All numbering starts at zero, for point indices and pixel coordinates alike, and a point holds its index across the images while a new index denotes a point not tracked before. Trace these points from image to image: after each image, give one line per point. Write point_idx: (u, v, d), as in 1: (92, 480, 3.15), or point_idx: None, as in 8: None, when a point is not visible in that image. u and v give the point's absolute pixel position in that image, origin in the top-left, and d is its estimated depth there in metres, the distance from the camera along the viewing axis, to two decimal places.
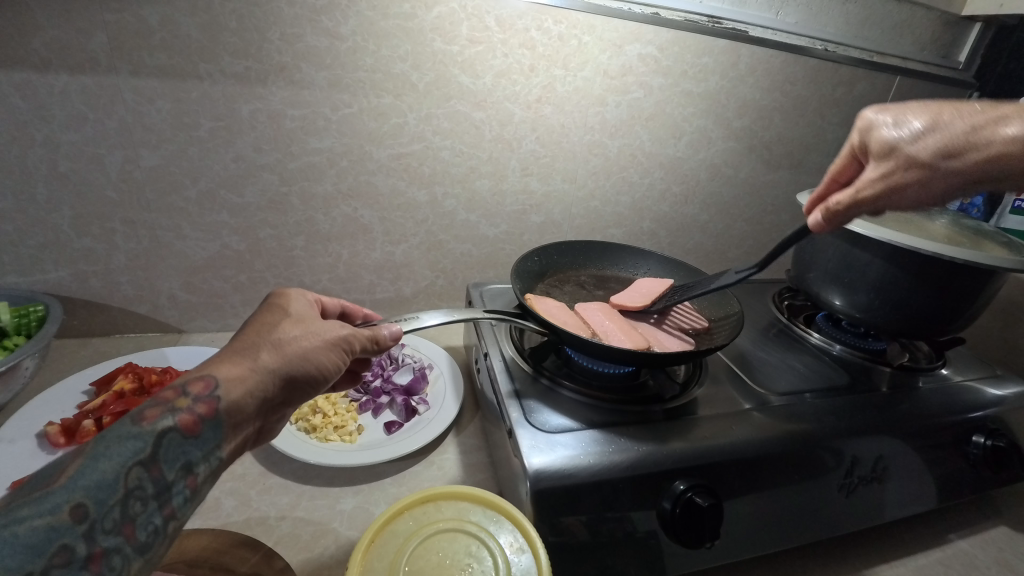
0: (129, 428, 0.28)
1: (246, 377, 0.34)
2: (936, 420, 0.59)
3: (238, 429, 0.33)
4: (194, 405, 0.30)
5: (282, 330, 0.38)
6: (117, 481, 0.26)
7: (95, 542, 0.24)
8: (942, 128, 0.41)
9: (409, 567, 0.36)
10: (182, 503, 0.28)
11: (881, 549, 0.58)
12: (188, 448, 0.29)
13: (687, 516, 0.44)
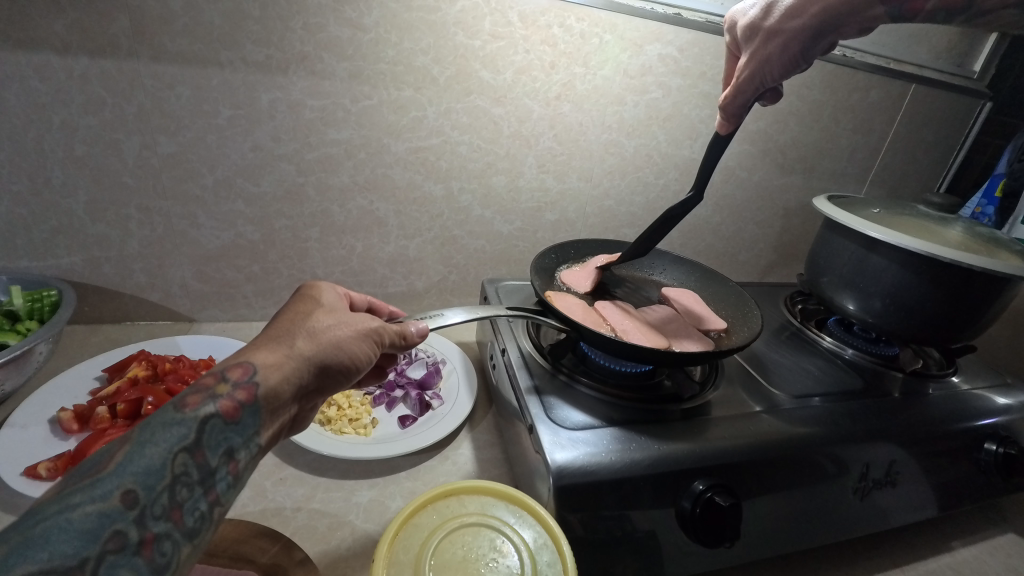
0: (172, 413, 0.28)
1: (283, 364, 0.33)
2: (948, 427, 0.60)
3: (275, 416, 0.33)
4: (234, 391, 0.30)
5: (315, 320, 0.38)
6: (164, 467, 0.26)
7: (145, 527, 0.24)
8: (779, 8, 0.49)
9: (434, 561, 0.36)
10: (225, 489, 0.28)
11: (892, 553, 0.58)
12: (230, 435, 0.29)
13: (708, 516, 0.44)
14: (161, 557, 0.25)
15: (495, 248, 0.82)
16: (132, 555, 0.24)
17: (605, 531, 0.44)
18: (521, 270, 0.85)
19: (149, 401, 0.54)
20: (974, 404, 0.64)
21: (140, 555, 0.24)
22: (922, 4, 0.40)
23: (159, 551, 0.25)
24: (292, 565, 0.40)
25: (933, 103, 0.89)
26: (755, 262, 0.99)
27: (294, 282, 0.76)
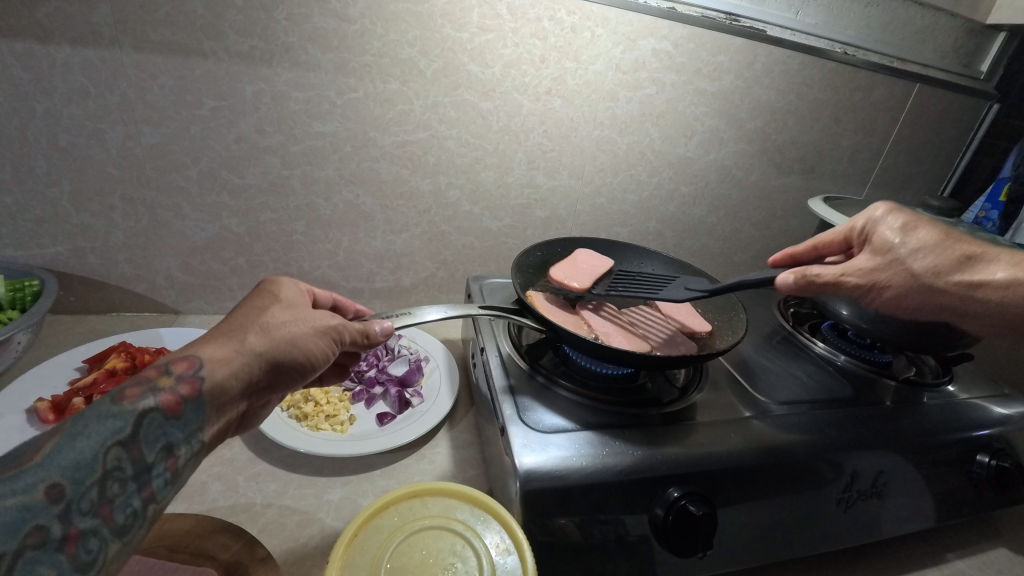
0: (108, 406, 0.28)
1: (232, 359, 0.34)
2: (940, 438, 0.58)
3: (221, 412, 0.33)
4: (177, 385, 0.31)
5: (271, 315, 0.37)
6: (94, 461, 0.26)
7: (69, 523, 0.25)
8: (923, 245, 0.53)
9: (390, 565, 0.35)
10: (162, 486, 0.29)
11: (876, 565, 0.57)
12: (169, 430, 0.30)
13: (676, 523, 0.43)
14: (87, 552, 0.25)
15: (484, 244, 0.80)
16: (54, 550, 0.24)
17: (574, 538, 0.43)
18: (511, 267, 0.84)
19: None
20: (967, 413, 0.62)
21: (61, 550, 0.24)
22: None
23: (84, 547, 0.25)
24: (253, 563, 0.39)
25: (937, 104, 0.87)
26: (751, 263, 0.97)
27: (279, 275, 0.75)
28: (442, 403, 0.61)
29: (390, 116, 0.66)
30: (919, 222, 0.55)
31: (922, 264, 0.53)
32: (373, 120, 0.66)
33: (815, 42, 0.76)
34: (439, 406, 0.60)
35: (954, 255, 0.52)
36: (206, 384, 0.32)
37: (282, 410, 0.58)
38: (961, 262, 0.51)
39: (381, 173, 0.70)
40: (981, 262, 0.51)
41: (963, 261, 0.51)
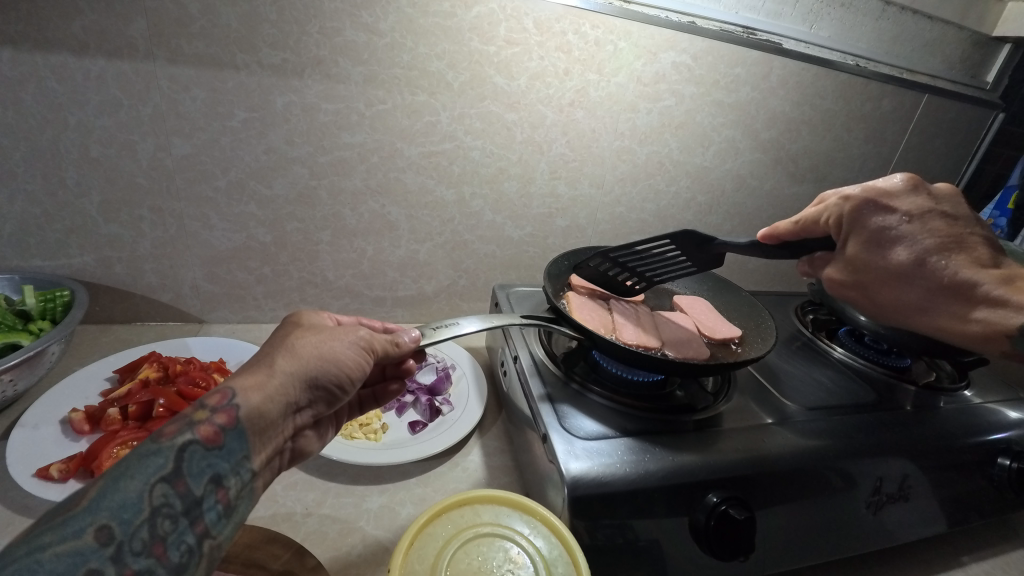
0: (149, 445, 0.29)
1: (264, 384, 0.34)
2: (961, 442, 0.59)
3: (265, 436, 0.34)
4: (213, 417, 0.31)
5: (296, 337, 0.38)
6: (141, 500, 0.26)
7: (123, 564, 0.25)
8: (911, 277, 0.45)
9: (450, 572, 0.35)
10: (214, 520, 0.30)
11: (902, 566, 0.58)
12: (213, 461, 0.30)
13: (719, 530, 0.43)
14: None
15: (505, 254, 0.81)
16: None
17: (616, 544, 0.43)
18: (531, 277, 0.85)
19: (161, 403, 0.55)
20: (984, 418, 0.64)
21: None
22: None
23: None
24: (305, 571, 0.40)
25: (946, 114, 0.89)
26: (765, 270, 0.99)
27: (303, 284, 0.76)
28: (471, 411, 0.62)
29: (417, 127, 0.67)
30: (935, 212, 0.45)
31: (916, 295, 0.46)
32: (400, 131, 0.67)
33: (829, 54, 0.78)
34: (470, 414, 0.61)
35: (954, 286, 0.44)
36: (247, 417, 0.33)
37: None
38: (970, 302, 0.44)
39: (407, 182, 0.71)
40: (993, 305, 0.43)
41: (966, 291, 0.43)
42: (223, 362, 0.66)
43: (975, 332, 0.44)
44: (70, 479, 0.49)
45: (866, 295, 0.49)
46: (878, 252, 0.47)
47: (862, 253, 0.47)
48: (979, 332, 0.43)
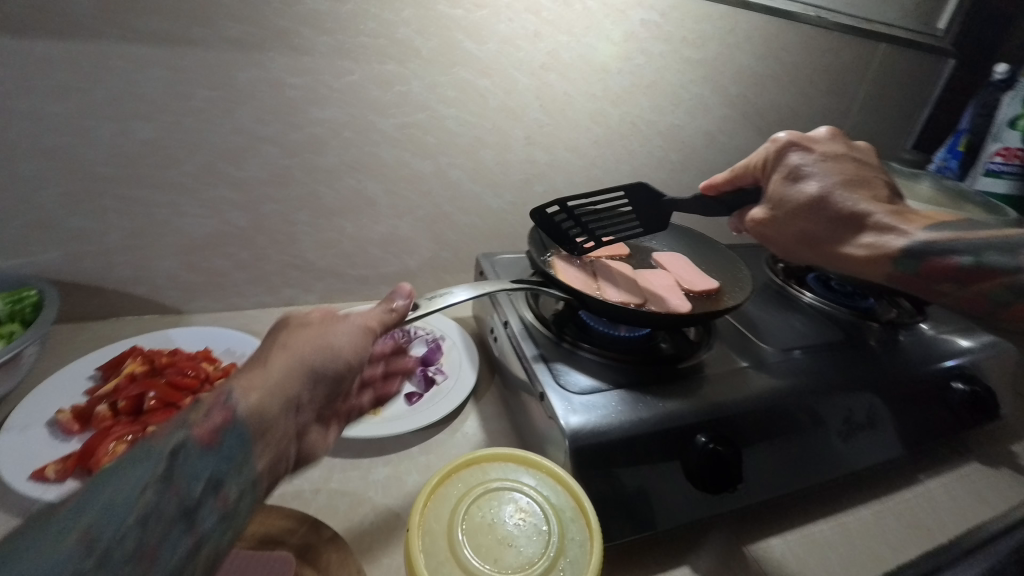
0: (145, 448, 0.30)
1: (260, 383, 0.36)
2: (920, 372, 0.64)
3: (270, 432, 0.35)
4: (208, 419, 0.32)
5: (286, 338, 0.40)
6: (130, 502, 0.28)
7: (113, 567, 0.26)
8: (816, 208, 0.50)
9: (465, 526, 0.37)
10: (212, 523, 0.30)
11: (872, 485, 0.63)
12: (209, 464, 0.31)
13: (711, 464, 0.46)
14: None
15: (486, 223, 0.81)
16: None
17: (616, 487, 0.46)
18: (515, 247, 0.85)
19: (152, 397, 0.54)
20: (939, 348, 0.69)
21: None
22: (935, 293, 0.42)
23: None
24: (323, 543, 0.42)
25: (901, 62, 0.92)
26: (737, 225, 1.02)
27: (284, 267, 0.75)
28: (466, 378, 0.64)
29: (390, 99, 0.66)
30: (840, 157, 0.52)
31: (809, 226, 0.50)
32: (372, 103, 0.66)
33: (791, 6, 0.79)
34: (466, 382, 0.63)
35: (851, 212, 0.48)
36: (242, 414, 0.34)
37: None
38: (862, 226, 0.47)
39: (383, 157, 0.70)
40: (886, 229, 0.45)
41: (854, 221, 0.48)
42: (210, 350, 0.65)
43: (858, 257, 0.47)
44: (67, 478, 0.48)
45: (779, 231, 0.53)
46: (792, 188, 0.52)
47: (781, 188, 0.53)
48: (858, 258, 0.47)
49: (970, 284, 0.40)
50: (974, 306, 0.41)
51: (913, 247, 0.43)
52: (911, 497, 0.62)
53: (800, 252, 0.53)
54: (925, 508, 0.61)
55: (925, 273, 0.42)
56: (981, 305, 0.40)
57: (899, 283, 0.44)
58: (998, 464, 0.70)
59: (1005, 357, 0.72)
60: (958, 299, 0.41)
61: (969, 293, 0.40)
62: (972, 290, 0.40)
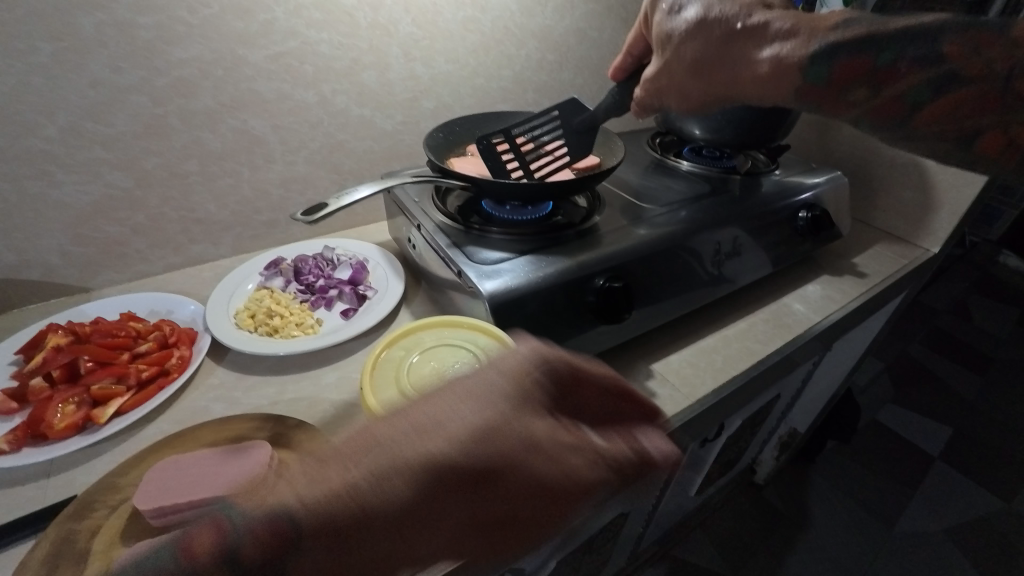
0: None
1: None
2: (774, 206, 0.77)
3: None
4: None
5: None
6: None
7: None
8: (703, 31, 0.55)
9: (408, 375, 0.44)
10: None
11: (748, 304, 0.77)
12: None
13: (608, 294, 0.56)
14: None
15: (385, 148, 0.84)
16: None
17: (535, 330, 0.55)
18: (413, 161, 0.88)
19: (88, 359, 0.54)
20: (788, 186, 0.82)
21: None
22: (852, 88, 0.50)
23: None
24: (291, 428, 0.46)
25: None
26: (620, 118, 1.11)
27: (186, 224, 0.73)
28: (393, 287, 0.69)
29: (256, 28, 0.65)
30: None
31: (697, 48, 0.56)
32: (237, 34, 0.64)
33: None
34: (394, 290, 0.68)
35: (741, 28, 0.53)
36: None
37: (252, 331, 0.62)
38: (751, 39, 0.53)
39: (263, 92, 0.69)
40: (785, 34, 0.51)
41: (760, 33, 0.52)
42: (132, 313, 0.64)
43: (765, 71, 0.53)
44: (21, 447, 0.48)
45: (673, 73, 0.59)
46: (674, 23, 0.57)
47: (665, 26, 0.58)
48: (765, 73, 0.53)
49: (886, 86, 0.48)
50: (888, 111, 0.50)
51: (823, 49, 0.49)
52: (778, 306, 0.77)
53: (709, 87, 0.58)
54: (789, 312, 0.76)
55: (838, 80, 0.50)
56: (890, 108, 0.50)
57: (807, 95, 0.52)
58: (841, 272, 0.86)
59: (842, 187, 0.87)
60: (870, 107, 0.51)
61: (884, 98, 0.49)
62: (889, 93, 0.49)
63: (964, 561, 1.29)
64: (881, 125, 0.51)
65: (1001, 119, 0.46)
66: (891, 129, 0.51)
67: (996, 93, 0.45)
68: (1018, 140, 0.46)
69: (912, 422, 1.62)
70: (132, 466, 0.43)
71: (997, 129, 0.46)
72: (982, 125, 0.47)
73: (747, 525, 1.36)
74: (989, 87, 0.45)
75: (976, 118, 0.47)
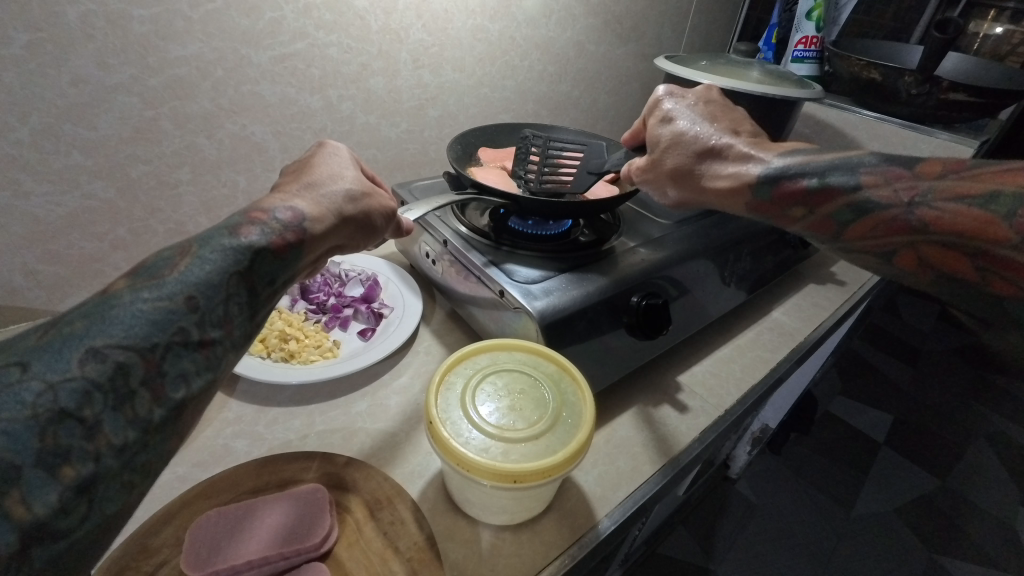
0: (123, 299, 0.26)
1: (322, 218, 0.38)
2: (773, 221, 0.80)
3: (311, 254, 0.37)
4: (280, 232, 0.33)
5: (309, 178, 0.41)
6: (86, 382, 0.24)
7: (204, 330, 0.28)
8: (684, 143, 0.56)
9: (476, 405, 0.42)
10: (173, 390, 0.27)
11: (749, 314, 0.81)
12: (184, 355, 0.27)
13: (647, 316, 0.57)
14: (210, 365, 0.29)
15: (389, 154, 0.84)
16: (112, 459, 0.24)
17: (578, 353, 0.55)
18: (415, 172, 0.90)
19: None
20: None
21: (62, 479, 0.23)
22: (791, 217, 0.49)
23: (153, 429, 0.26)
24: (342, 467, 0.44)
25: None
26: (608, 130, 1.16)
27: (172, 236, 0.71)
28: (412, 305, 0.67)
29: (265, 28, 0.64)
30: (711, 106, 0.59)
31: (677, 159, 0.57)
32: (243, 34, 0.63)
33: None
34: (413, 307, 0.67)
35: (712, 147, 0.54)
36: (299, 161, 0.45)
37: (265, 357, 0.57)
38: (714, 157, 0.54)
39: (266, 97, 0.68)
40: (742, 159, 0.52)
41: (725, 154, 0.53)
42: None
43: (721, 185, 0.53)
44: None
45: (656, 173, 0.59)
46: (665, 131, 0.58)
47: (656, 131, 0.59)
48: (722, 189, 0.53)
49: (819, 206, 0.47)
50: (827, 230, 0.47)
51: (769, 173, 0.50)
52: (776, 315, 0.81)
53: (679, 192, 0.58)
54: (788, 322, 0.80)
55: (783, 197, 0.49)
56: (823, 226, 0.47)
57: (757, 210, 0.52)
58: (825, 281, 0.93)
59: None
60: (811, 224, 0.48)
61: (816, 216, 0.47)
62: (823, 212, 0.47)
63: (912, 536, 1.43)
64: (823, 241, 0.49)
65: (909, 239, 0.42)
66: (829, 245, 0.48)
67: (907, 219, 0.42)
68: (929, 261, 0.41)
69: (860, 412, 1.77)
70: (163, 524, 0.38)
71: (907, 247, 0.42)
72: (895, 245, 0.43)
73: (722, 517, 1.43)
74: (900, 213, 0.42)
75: (896, 236, 0.43)
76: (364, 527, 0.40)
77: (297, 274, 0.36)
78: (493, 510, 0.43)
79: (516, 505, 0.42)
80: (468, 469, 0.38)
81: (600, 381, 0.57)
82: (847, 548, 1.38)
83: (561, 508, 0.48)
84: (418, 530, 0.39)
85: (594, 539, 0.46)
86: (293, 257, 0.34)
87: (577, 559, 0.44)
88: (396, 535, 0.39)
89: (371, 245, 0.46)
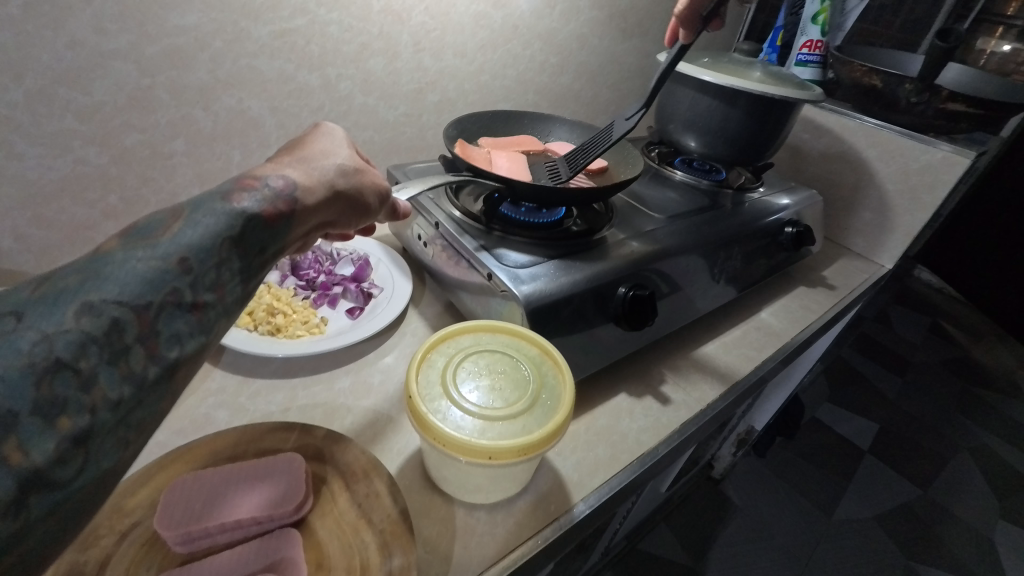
0: (121, 258, 0.26)
1: (315, 189, 0.37)
2: (766, 221, 0.81)
3: (301, 225, 0.36)
4: (272, 201, 0.33)
5: (300, 153, 0.41)
6: (80, 338, 0.23)
7: (197, 292, 0.28)
8: None
9: (457, 384, 0.42)
10: (167, 346, 0.26)
11: (739, 312, 0.81)
12: (177, 317, 0.27)
13: (633, 307, 0.57)
14: (203, 327, 0.28)
15: (384, 137, 0.84)
16: (108, 414, 0.24)
17: (563, 340, 0.55)
18: (411, 157, 0.90)
19: None
20: (774, 202, 0.86)
21: (58, 429, 0.22)
22: None
23: (147, 388, 0.26)
24: (324, 441, 0.44)
25: None
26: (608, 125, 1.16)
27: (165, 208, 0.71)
28: (400, 286, 0.67)
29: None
30: None
31: None
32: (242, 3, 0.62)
33: None
34: (403, 289, 0.67)
35: None
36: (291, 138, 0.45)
37: (251, 330, 0.57)
38: None
39: (264, 71, 0.68)
40: None
41: None
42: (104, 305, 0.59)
43: None
44: None
45: None
46: None
47: None
48: None
49: None
50: None
51: None
52: (764, 315, 0.82)
53: None
54: (776, 322, 0.81)
55: None
56: None
57: None
58: (814, 284, 0.93)
59: (816, 205, 0.93)
60: None
61: None
62: None
63: (891, 543, 1.45)
64: None
65: None
66: None
67: None
68: None
69: (846, 420, 1.78)
70: (144, 483, 0.38)
71: None
72: None
73: (704, 516, 1.44)
74: None
75: None
76: (340, 498, 0.40)
77: (288, 245, 0.36)
78: (470, 489, 0.44)
79: (491, 485, 0.43)
80: (447, 444, 0.38)
81: (584, 369, 0.58)
82: (825, 551, 1.40)
83: (538, 489, 0.48)
84: (392, 503, 0.40)
85: (569, 522, 0.46)
86: (284, 228, 0.34)
87: (550, 540, 0.44)
88: (370, 507, 0.39)
89: (361, 224, 0.46)
